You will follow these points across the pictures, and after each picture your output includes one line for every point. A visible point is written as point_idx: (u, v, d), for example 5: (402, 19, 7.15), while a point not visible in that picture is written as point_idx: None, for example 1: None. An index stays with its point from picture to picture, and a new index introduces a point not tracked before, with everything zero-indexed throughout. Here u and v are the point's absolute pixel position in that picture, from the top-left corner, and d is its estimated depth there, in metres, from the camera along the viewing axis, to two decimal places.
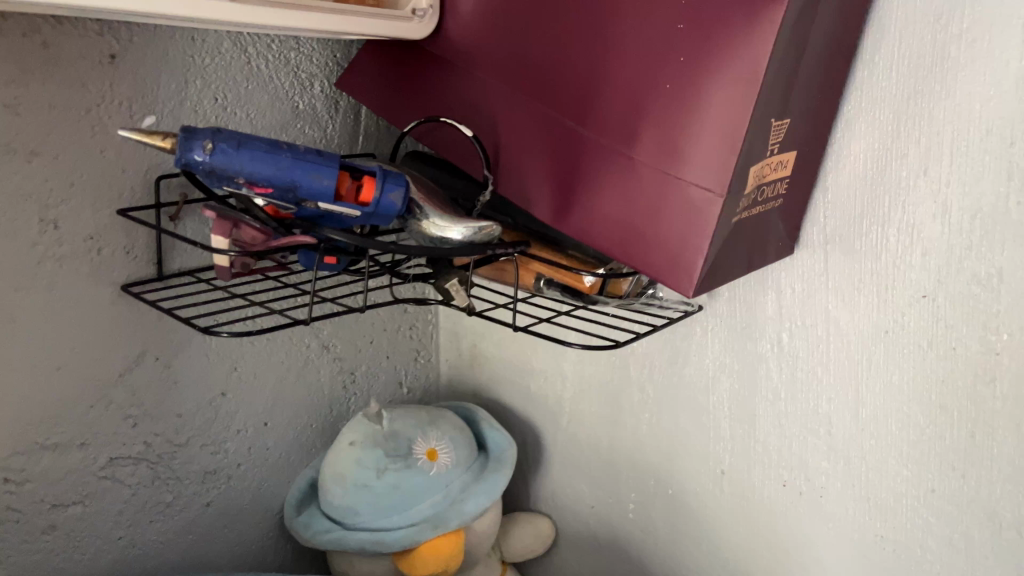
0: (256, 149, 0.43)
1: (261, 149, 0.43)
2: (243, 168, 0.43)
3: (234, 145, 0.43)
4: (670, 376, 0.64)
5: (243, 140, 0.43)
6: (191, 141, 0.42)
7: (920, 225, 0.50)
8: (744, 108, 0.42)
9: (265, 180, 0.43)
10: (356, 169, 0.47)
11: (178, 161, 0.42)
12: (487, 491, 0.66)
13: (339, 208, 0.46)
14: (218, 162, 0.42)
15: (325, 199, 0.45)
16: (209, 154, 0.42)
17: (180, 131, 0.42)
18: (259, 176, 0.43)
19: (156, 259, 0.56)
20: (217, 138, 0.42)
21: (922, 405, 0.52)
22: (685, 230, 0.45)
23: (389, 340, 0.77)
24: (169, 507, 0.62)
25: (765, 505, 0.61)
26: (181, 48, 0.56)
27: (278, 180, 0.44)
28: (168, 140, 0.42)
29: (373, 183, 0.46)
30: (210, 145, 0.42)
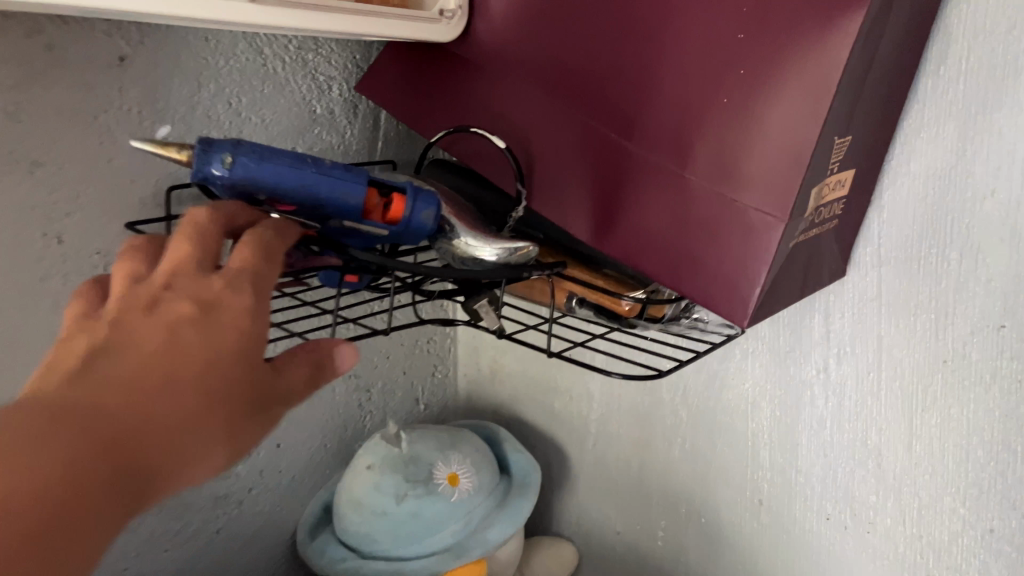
0: (279, 163, 0.39)
1: (284, 164, 0.40)
2: (265, 184, 0.39)
3: (257, 159, 0.39)
4: (705, 401, 0.62)
5: (265, 152, 0.39)
6: (209, 155, 0.38)
7: (984, 250, 0.46)
8: (811, 125, 0.39)
9: (288, 198, 0.40)
10: (384, 184, 0.43)
11: (196, 175, 0.39)
12: (511, 518, 0.64)
13: (366, 226, 0.42)
14: (239, 176, 0.39)
15: (352, 217, 0.41)
16: (228, 168, 0.38)
17: (198, 143, 0.38)
18: (282, 193, 0.40)
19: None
20: (238, 152, 0.39)
21: (982, 440, 0.48)
22: (740, 256, 0.42)
23: (406, 356, 0.76)
24: (177, 535, 0.58)
25: (807, 538, 0.58)
26: (194, 50, 0.53)
27: (303, 198, 0.40)
28: (184, 153, 0.38)
29: (403, 203, 0.43)
30: (230, 159, 0.38)
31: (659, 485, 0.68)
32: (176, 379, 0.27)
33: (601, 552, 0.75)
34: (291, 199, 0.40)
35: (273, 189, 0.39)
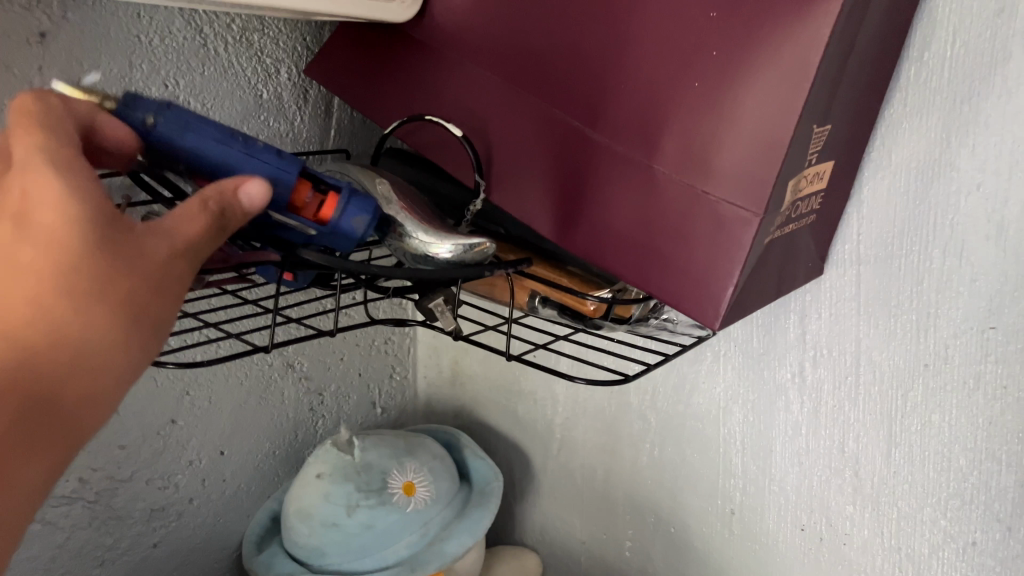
0: (205, 135, 0.35)
1: (210, 136, 0.35)
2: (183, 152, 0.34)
3: (183, 127, 0.34)
4: (676, 405, 0.59)
5: (195, 121, 0.35)
6: (135, 108, 0.34)
7: (968, 248, 0.43)
8: (788, 113, 0.36)
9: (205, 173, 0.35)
10: (318, 179, 0.38)
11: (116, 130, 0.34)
12: (470, 529, 0.61)
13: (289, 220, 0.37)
14: (158, 138, 0.34)
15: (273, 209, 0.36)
16: (147, 130, 0.34)
17: (125, 96, 0.34)
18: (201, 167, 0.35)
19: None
20: (164, 115, 0.34)
21: (965, 449, 0.45)
22: (712, 254, 0.39)
23: (362, 357, 0.72)
24: (110, 550, 0.55)
25: (780, 549, 0.56)
26: (124, 27, 0.48)
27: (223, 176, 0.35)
28: (105, 104, 0.34)
29: (337, 201, 0.37)
30: (149, 121, 0.34)
31: (626, 492, 0.65)
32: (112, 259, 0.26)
33: (566, 561, 0.73)
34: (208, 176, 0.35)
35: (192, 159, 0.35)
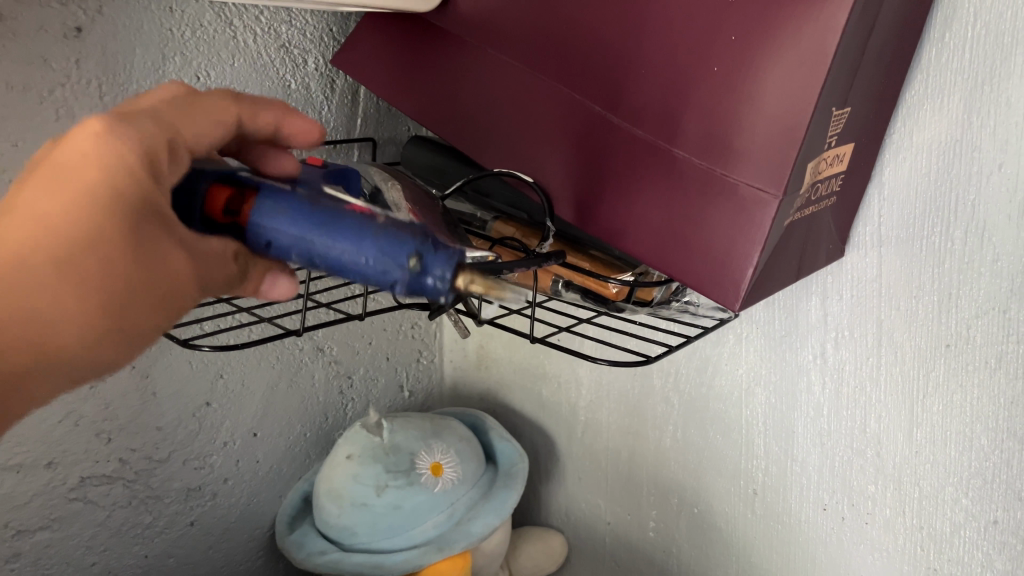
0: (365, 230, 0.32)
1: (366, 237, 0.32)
2: (325, 248, 0.32)
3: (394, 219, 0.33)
4: (699, 387, 0.60)
5: (383, 230, 0.32)
6: (443, 261, 0.32)
7: (989, 228, 0.43)
8: (807, 96, 0.36)
9: (274, 238, 0.33)
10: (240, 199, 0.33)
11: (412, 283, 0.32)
12: (497, 510, 0.62)
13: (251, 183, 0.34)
14: (361, 275, 0.32)
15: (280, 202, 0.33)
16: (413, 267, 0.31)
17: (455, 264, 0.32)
18: (276, 242, 0.33)
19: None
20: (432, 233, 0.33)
21: (986, 428, 0.45)
22: (734, 234, 0.40)
23: (389, 341, 0.74)
24: (148, 528, 0.57)
25: (804, 529, 0.56)
26: (157, 20, 0.50)
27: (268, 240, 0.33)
28: (477, 280, 0.32)
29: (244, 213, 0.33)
30: (417, 261, 0.31)
31: (650, 473, 0.66)
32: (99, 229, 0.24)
33: (590, 542, 0.74)
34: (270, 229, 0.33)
35: (305, 254, 0.32)
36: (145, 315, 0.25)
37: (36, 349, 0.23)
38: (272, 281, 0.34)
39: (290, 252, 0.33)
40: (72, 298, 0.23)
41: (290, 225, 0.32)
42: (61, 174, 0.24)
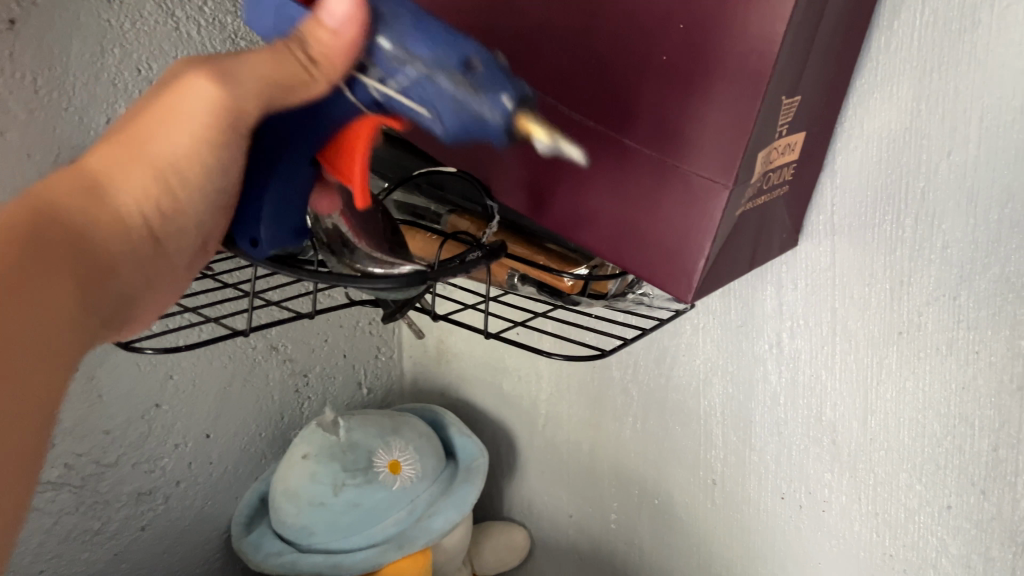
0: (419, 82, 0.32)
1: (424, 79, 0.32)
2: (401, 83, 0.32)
3: (400, 112, 0.34)
4: (658, 377, 0.60)
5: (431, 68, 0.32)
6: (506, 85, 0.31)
7: (940, 216, 0.43)
8: (755, 87, 0.35)
9: (386, 8, 0.32)
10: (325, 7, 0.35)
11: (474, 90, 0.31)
12: (457, 505, 0.62)
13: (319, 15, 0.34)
14: (439, 46, 0.31)
15: None
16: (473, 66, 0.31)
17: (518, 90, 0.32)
18: (385, 9, 0.32)
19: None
20: (445, 115, 0.32)
21: (939, 414, 0.46)
22: (683, 225, 0.40)
23: (346, 337, 0.73)
24: (97, 534, 0.55)
25: (762, 517, 0.57)
26: (95, 11, 0.48)
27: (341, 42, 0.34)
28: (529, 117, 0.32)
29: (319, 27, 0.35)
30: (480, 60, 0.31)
31: (611, 464, 0.66)
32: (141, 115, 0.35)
33: (553, 535, 0.74)
34: (387, 18, 0.32)
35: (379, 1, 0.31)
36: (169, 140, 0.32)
37: (88, 186, 0.31)
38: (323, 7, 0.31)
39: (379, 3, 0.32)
40: (121, 159, 0.32)
41: (412, 8, 0.32)
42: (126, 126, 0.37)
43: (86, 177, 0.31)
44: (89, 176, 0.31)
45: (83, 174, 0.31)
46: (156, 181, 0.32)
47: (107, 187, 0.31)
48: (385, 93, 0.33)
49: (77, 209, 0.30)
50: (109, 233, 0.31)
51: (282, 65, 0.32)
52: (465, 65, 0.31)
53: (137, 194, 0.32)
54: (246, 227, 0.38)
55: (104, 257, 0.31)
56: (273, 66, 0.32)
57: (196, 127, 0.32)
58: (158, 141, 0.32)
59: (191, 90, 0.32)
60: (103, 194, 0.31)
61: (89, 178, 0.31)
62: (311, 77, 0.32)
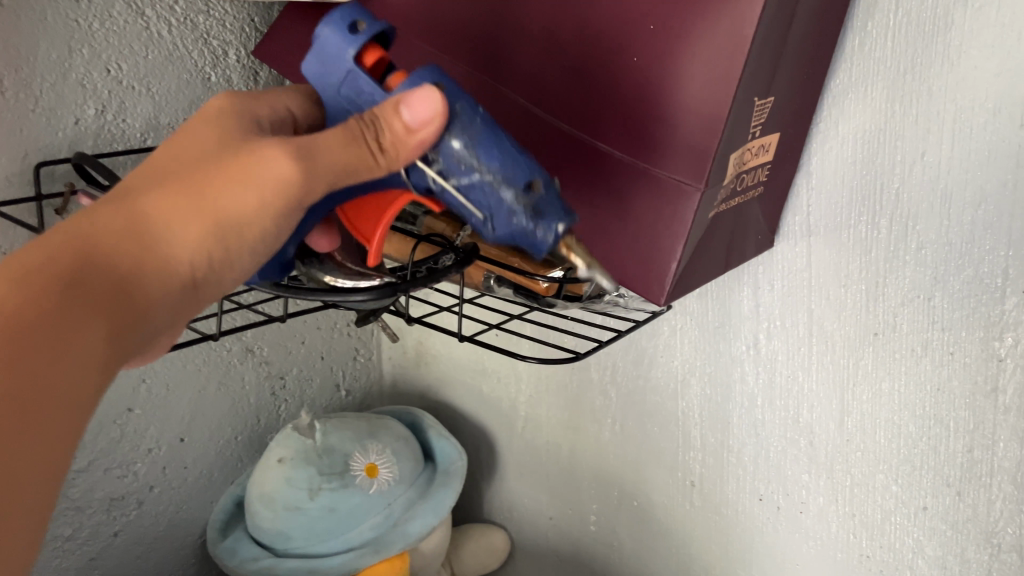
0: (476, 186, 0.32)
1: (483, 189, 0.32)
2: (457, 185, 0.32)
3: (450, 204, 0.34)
4: (636, 379, 0.60)
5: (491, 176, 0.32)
6: (560, 213, 0.33)
7: (914, 217, 0.43)
8: (725, 88, 0.35)
9: (461, 107, 0.32)
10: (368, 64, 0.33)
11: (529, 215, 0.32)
12: (435, 509, 0.61)
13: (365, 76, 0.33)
14: (508, 161, 0.32)
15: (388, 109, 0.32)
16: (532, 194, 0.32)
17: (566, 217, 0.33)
18: (460, 108, 0.32)
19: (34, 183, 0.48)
20: (499, 223, 0.32)
21: (914, 415, 0.46)
22: (656, 228, 0.39)
23: (324, 339, 0.72)
24: (68, 541, 0.54)
25: (740, 518, 0.57)
26: (62, 10, 0.47)
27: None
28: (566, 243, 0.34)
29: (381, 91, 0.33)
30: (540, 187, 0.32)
31: (591, 466, 0.66)
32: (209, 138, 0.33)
33: (533, 537, 0.73)
34: (460, 118, 0.31)
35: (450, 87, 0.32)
36: (226, 199, 0.31)
37: (138, 240, 0.30)
38: (408, 104, 0.30)
39: (453, 103, 0.31)
40: (177, 212, 0.31)
41: (485, 113, 0.32)
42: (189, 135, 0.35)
43: (133, 227, 0.30)
44: (139, 228, 0.30)
45: (136, 226, 0.30)
46: (212, 237, 0.31)
47: (153, 245, 0.30)
48: (441, 185, 0.33)
49: (111, 270, 0.29)
50: (146, 292, 0.30)
51: (356, 148, 0.31)
52: (528, 188, 0.32)
53: (188, 246, 0.31)
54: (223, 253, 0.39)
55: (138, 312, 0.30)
56: (343, 146, 0.31)
57: (259, 199, 0.31)
58: (222, 198, 0.31)
59: (270, 157, 0.31)
60: (147, 250, 0.30)
61: (139, 231, 0.30)
62: (379, 165, 0.32)
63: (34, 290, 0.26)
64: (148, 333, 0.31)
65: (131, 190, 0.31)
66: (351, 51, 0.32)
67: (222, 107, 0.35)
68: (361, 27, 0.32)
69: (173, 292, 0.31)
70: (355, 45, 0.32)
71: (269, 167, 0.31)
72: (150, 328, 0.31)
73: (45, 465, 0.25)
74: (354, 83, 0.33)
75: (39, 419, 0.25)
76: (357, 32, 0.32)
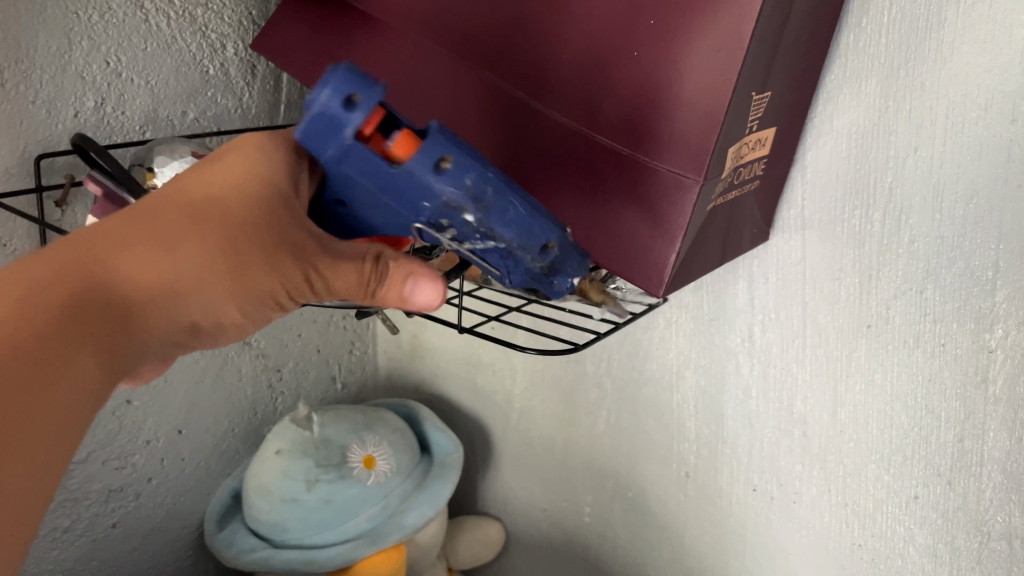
0: (497, 254, 0.32)
1: (504, 255, 0.32)
2: (478, 252, 0.32)
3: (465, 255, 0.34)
4: (631, 371, 0.60)
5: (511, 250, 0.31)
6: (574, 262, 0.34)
7: (907, 211, 0.43)
8: (724, 81, 0.36)
9: (472, 184, 0.29)
10: (366, 131, 0.30)
11: (549, 272, 0.33)
12: (431, 500, 0.62)
13: (365, 153, 0.29)
14: (526, 231, 0.31)
15: (397, 187, 0.30)
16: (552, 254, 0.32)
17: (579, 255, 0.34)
18: (472, 183, 0.29)
19: (34, 175, 0.48)
20: (517, 277, 0.33)
21: (906, 406, 0.46)
22: (656, 220, 0.40)
23: (320, 332, 0.72)
24: (67, 532, 0.55)
25: (734, 509, 0.57)
26: (62, 2, 0.47)
27: (404, 185, 0.30)
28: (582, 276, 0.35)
29: (387, 165, 0.29)
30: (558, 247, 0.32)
31: (585, 458, 0.66)
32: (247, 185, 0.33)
33: (527, 529, 0.74)
34: (474, 197, 0.29)
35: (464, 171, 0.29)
36: (253, 273, 0.32)
37: (158, 286, 0.31)
38: (416, 288, 0.34)
39: (464, 180, 0.29)
40: (206, 270, 0.31)
41: (496, 180, 0.30)
42: (221, 159, 0.33)
43: (156, 270, 0.31)
44: (164, 275, 0.31)
45: (158, 271, 0.31)
46: (229, 298, 0.33)
47: (172, 291, 0.31)
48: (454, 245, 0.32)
49: (121, 307, 0.30)
50: (150, 329, 0.32)
51: (356, 285, 0.34)
52: (545, 250, 0.32)
53: (204, 301, 0.32)
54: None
55: (138, 342, 0.32)
56: (349, 289, 0.35)
57: (280, 284, 0.33)
58: (249, 270, 0.32)
59: (302, 251, 0.33)
60: (164, 293, 0.31)
61: (161, 277, 0.31)
62: (361, 297, 0.35)
63: (45, 316, 0.27)
64: (142, 358, 0.33)
65: (162, 225, 0.31)
66: (349, 131, 0.29)
67: (253, 143, 0.34)
68: (356, 98, 0.29)
69: (176, 329, 0.33)
70: (354, 123, 0.29)
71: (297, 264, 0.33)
72: (145, 355, 0.33)
73: (31, 489, 0.26)
74: (355, 157, 0.30)
75: (26, 447, 0.26)
76: (356, 105, 0.29)
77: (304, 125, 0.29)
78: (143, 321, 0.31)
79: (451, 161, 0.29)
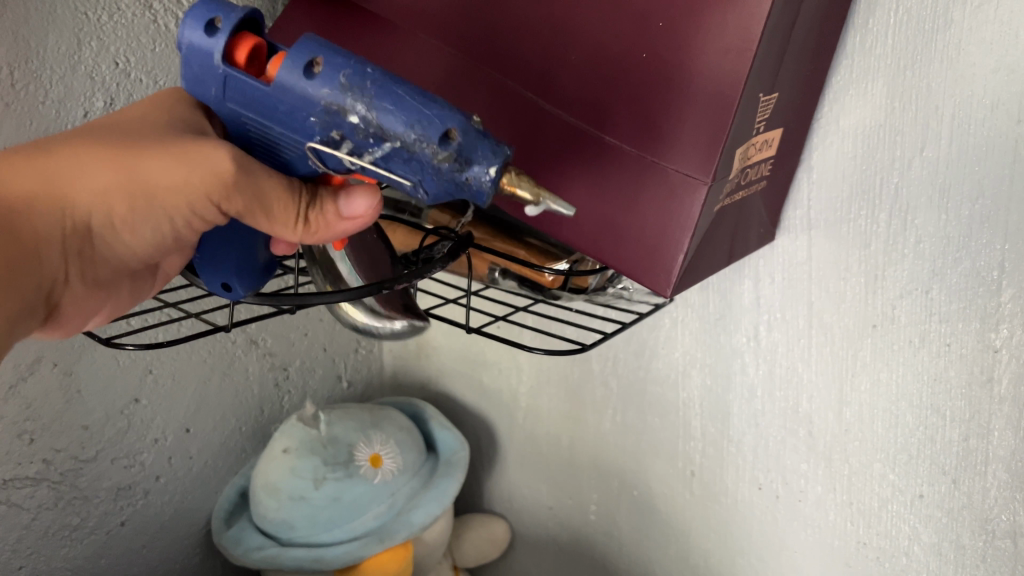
0: (398, 155, 0.31)
1: (404, 154, 0.31)
2: (382, 162, 0.32)
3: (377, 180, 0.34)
4: (637, 370, 0.60)
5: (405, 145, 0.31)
6: (489, 154, 0.31)
7: (913, 211, 0.44)
8: (734, 83, 0.36)
9: (343, 78, 0.31)
10: (237, 59, 0.33)
11: (458, 167, 0.31)
12: (436, 499, 0.62)
13: (240, 76, 0.33)
14: (415, 118, 0.31)
15: (279, 103, 0.32)
16: (454, 143, 0.31)
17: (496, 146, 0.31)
18: (344, 78, 0.31)
19: None
20: (430, 184, 0.32)
21: (912, 405, 0.47)
22: (663, 221, 0.40)
23: (325, 331, 0.72)
24: (77, 530, 0.55)
25: (739, 507, 0.58)
26: (72, 3, 0.48)
27: (285, 100, 0.32)
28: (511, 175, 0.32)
29: (263, 86, 0.32)
30: (458, 133, 0.30)
31: (590, 456, 0.67)
32: (147, 113, 0.34)
33: (533, 527, 0.74)
34: (349, 89, 0.31)
35: (334, 70, 0.31)
36: (150, 170, 0.32)
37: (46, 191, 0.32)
38: (348, 200, 0.36)
39: (338, 77, 0.31)
40: (95, 171, 0.32)
41: (374, 74, 0.31)
42: (132, 104, 0.36)
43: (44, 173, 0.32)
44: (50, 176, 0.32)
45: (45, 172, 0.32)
46: (123, 198, 0.32)
47: (63, 195, 0.32)
48: (359, 165, 0.33)
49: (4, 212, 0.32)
50: (49, 235, 0.32)
51: (282, 206, 0.34)
52: (443, 138, 0.31)
53: (96, 201, 0.32)
54: (223, 274, 0.39)
55: (30, 249, 0.32)
56: (283, 207, 0.34)
57: (187, 189, 0.32)
58: (143, 168, 0.32)
59: (212, 150, 0.32)
60: (51, 197, 0.32)
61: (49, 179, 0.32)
62: (294, 231, 0.35)
63: None
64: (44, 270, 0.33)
65: (54, 141, 0.33)
66: (217, 53, 0.32)
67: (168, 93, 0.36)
68: (218, 22, 0.33)
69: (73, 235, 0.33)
70: (219, 45, 0.32)
71: (203, 157, 0.32)
72: (47, 267, 0.33)
73: None
74: (234, 84, 0.33)
75: None
76: (219, 29, 0.33)
77: (188, 65, 0.34)
78: (36, 225, 0.32)
79: (321, 63, 0.31)
